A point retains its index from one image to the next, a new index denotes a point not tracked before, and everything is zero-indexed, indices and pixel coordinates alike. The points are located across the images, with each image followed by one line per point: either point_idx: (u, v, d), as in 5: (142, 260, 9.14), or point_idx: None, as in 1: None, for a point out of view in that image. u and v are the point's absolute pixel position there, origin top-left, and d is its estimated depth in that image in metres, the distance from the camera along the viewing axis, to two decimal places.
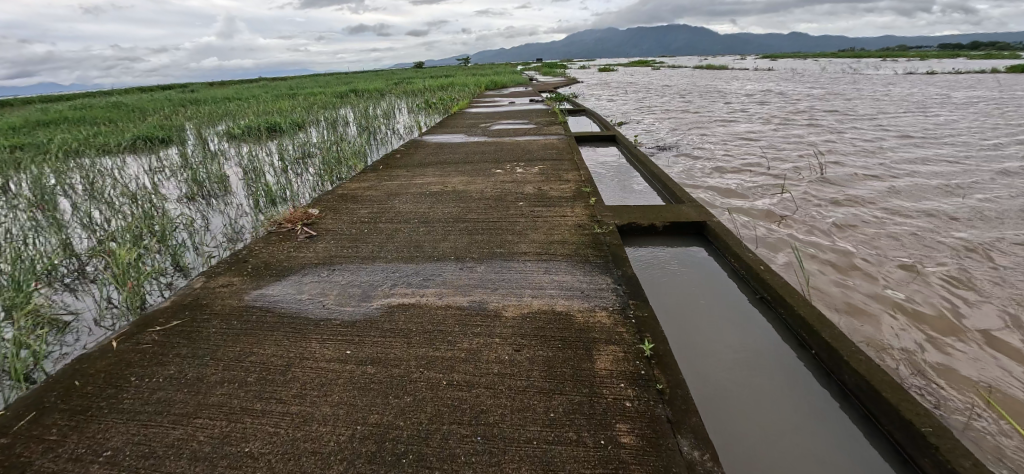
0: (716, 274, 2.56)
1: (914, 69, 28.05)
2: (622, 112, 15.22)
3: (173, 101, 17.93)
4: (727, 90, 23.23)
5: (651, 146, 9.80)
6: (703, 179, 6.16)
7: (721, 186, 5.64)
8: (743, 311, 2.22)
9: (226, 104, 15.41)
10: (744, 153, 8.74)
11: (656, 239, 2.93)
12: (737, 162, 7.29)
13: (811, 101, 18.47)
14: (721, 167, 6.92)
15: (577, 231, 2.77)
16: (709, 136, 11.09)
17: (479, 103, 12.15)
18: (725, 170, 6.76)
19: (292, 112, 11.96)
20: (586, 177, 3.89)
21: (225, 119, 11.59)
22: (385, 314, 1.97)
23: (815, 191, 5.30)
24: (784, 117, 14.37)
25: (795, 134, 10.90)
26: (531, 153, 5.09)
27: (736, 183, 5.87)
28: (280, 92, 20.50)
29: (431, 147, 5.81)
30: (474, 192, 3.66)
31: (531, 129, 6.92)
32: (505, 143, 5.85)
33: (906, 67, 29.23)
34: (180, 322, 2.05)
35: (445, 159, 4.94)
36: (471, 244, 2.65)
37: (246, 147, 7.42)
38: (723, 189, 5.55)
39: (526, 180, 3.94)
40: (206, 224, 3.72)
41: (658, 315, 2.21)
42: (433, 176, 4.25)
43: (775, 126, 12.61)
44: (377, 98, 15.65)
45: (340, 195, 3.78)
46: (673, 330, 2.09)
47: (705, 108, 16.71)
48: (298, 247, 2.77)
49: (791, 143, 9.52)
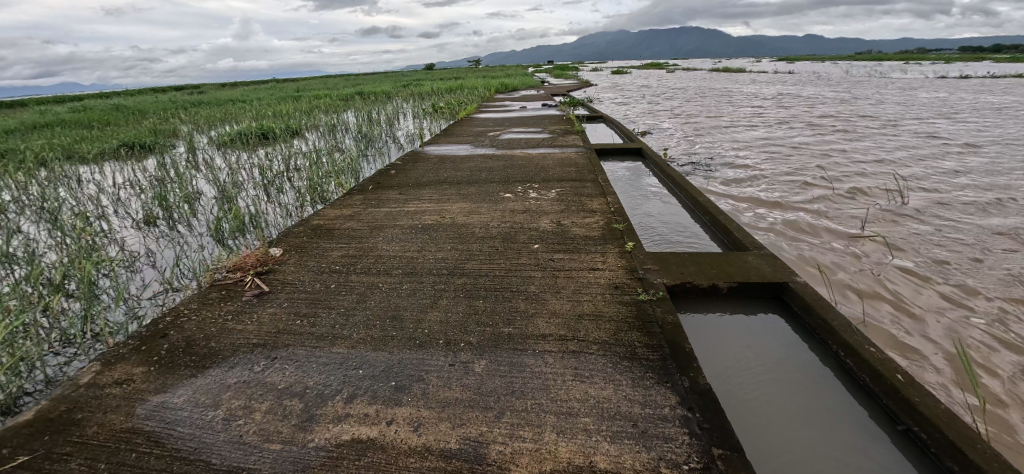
0: (808, 359, 1.84)
1: (942, 72, 26.89)
2: (638, 117, 14.40)
3: (176, 103, 17.49)
4: (747, 93, 22.29)
5: (675, 153, 8.99)
6: (740, 188, 5.36)
7: (763, 197, 4.86)
8: (814, 373, 1.76)
9: (225, 107, 14.86)
10: (778, 159, 7.91)
11: (717, 302, 2.18)
12: (778, 170, 6.45)
13: (839, 105, 17.48)
14: (758, 174, 6.11)
15: (612, 297, 2.03)
16: (735, 141, 10.27)
17: (489, 108, 11.46)
18: (763, 177, 5.95)
19: (292, 116, 11.38)
20: (614, 208, 3.16)
21: (221, 123, 11.01)
22: (327, 464, 1.26)
23: (877, 203, 4.51)
24: (813, 122, 13.45)
25: (829, 140, 10.04)
26: (546, 171, 4.35)
27: (779, 192, 5.08)
28: (284, 95, 19.99)
29: (431, 161, 5.14)
30: (477, 226, 2.95)
31: (544, 139, 6.20)
32: (517, 157, 5.12)
33: (933, 70, 28.02)
34: (25, 460, 1.36)
35: (445, 178, 4.24)
36: (468, 316, 1.92)
37: (231, 155, 6.76)
38: (766, 200, 4.76)
39: (542, 210, 3.21)
40: (152, 263, 3.06)
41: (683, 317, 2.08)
42: (428, 202, 3.55)
43: (805, 131, 11.72)
44: (383, 101, 15.07)
45: (313, 229, 3.09)
46: (700, 334, 1.98)
47: (726, 113, 15.82)
48: (239, 314, 2.08)
49: (829, 149, 8.66)
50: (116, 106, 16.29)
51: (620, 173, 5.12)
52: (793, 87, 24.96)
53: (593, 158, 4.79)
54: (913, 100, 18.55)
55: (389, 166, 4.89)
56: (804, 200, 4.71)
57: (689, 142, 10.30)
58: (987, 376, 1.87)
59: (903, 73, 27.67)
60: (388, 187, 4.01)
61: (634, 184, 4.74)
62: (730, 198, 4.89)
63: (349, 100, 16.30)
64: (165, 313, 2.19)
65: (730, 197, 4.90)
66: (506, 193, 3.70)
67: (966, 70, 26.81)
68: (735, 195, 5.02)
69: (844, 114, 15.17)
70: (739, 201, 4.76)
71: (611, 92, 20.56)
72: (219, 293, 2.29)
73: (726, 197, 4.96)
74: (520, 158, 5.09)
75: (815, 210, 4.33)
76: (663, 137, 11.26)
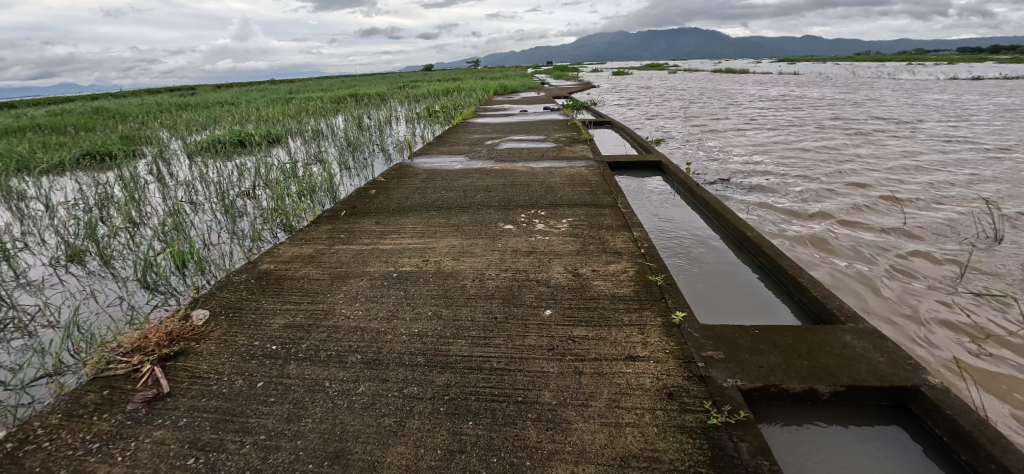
0: None
1: (949, 73, 26.34)
2: (644, 120, 13.73)
3: (160, 106, 16.73)
4: (753, 95, 21.66)
5: (688, 158, 8.30)
6: (774, 200, 4.67)
7: (805, 212, 4.17)
8: None
9: (208, 111, 14.07)
10: (803, 165, 7.21)
11: (814, 409, 1.50)
12: (809, 178, 5.78)
13: (851, 108, 16.78)
14: (790, 183, 5.41)
15: (668, 420, 1.35)
16: (751, 145, 9.56)
17: (488, 112, 10.78)
18: (797, 186, 5.26)
19: (276, 120, 10.66)
20: (645, 249, 2.47)
21: (201, 128, 10.29)
22: None
23: (941, 219, 3.84)
24: (829, 124, 12.76)
25: (852, 144, 9.35)
26: (553, 193, 3.65)
27: (822, 205, 4.39)
28: (272, 97, 19.20)
29: (417, 176, 4.44)
30: (469, 277, 2.26)
31: (549, 149, 5.50)
32: (518, 173, 4.43)
33: (941, 70, 27.51)
34: None
35: (433, 201, 3.56)
36: (448, 462, 1.23)
37: (199, 168, 6.05)
38: (808, 216, 4.08)
39: (552, 250, 2.52)
40: (50, 325, 2.37)
41: (768, 421, 1.45)
42: (409, 237, 2.85)
43: (824, 134, 11.02)
44: (377, 104, 14.39)
45: (259, 279, 2.40)
46: (799, 454, 1.34)
47: (735, 115, 15.13)
48: (112, 441, 1.41)
49: (856, 155, 7.99)
50: (94, 110, 15.50)
51: (637, 187, 4.41)
52: (801, 88, 24.29)
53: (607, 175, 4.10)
54: (925, 101, 17.96)
55: (370, 184, 4.19)
56: (855, 215, 4.02)
57: (702, 146, 9.60)
58: (983, 353, 1.96)
59: (912, 74, 27.02)
60: (363, 216, 3.31)
61: (655, 201, 4.04)
62: (765, 214, 4.20)
63: (341, 102, 15.62)
64: (11, 431, 1.51)
65: (766, 213, 4.20)
66: (504, 222, 3.00)
67: (976, 72, 26.19)
68: (771, 210, 4.32)
69: (860, 116, 14.48)
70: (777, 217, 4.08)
71: (614, 95, 19.86)
72: (98, 398, 1.60)
73: (760, 212, 4.27)
74: (523, 174, 4.38)
75: (872, 229, 3.65)
76: (672, 140, 10.58)
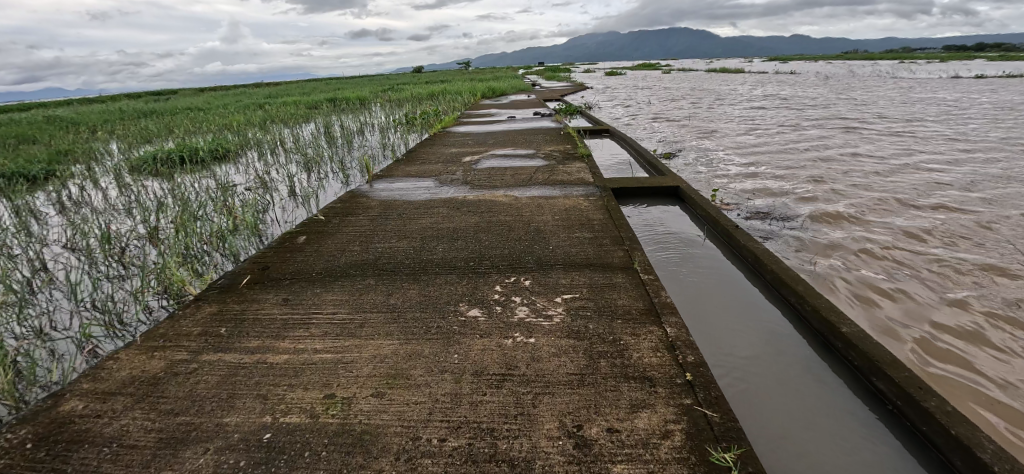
0: None
1: (946, 71, 25.81)
2: (643, 123, 12.76)
3: (124, 113, 15.50)
4: (752, 95, 20.88)
5: (698, 163, 7.31)
6: (822, 221, 3.73)
7: (869, 239, 3.24)
8: None
9: (171, 119, 12.89)
10: (832, 171, 6.27)
11: None
12: (846, 193, 4.86)
13: (857, 106, 15.98)
14: (831, 199, 4.48)
15: None
16: (766, 146, 8.59)
17: (474, 118, 9.79)
18: (841, 201, 4.32)
19: (239, 130, 9.56)
20: (692, 376, 1.48)
21: (153, 140, 9.16)
22: None
23: None
24: (842, 124, 11.82)
25: (876, 145, 8.42)
26: (541, 243, 2.63)
27: (885, 231, 3.47)
28: (244, 102, 17.93)
29: (368, 211, 3.44)
30: (391, 455, 1.25)
31: (538, 169, 4.52)
32: (498, 205, 3.40)
33: (938, 68, 26.98)
34: None
35: (375, 259, 2.56)
36: None
37: (118, 197, 4.99)
38: (879, 244, 3.13)
39: (537, 375, 1.53)
40: None
41: None
42: (319, 338, 1.84)
43: (840, 134, 10.09)
44: (355, 109, 13.32)
45: (35, 450, 1.39)
46: None
47: (738, 116, 14.22)
48: None
49: (886, 160, 7.08)
50: (46, 119, 14.17)
51: (651, 221, 3.39)
52: (801, 88, 23.52)
53: (613, 212, 3.08)
54: (930, 100, 17.24)
55: (303, 226, 3.17)
56: (936, 246, 3.11)
57: (710, 148, 8.61)
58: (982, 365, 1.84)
59: (910, 73, 26.39)
60: (267, 290, 2.29)
61: (675, 238, 3.03)
62: (819, 241, 3.26)
63: (319, 107, 14.50)
64: None
65: (821, 241, 3.26)
66: (466, 304, 2.00)
67: (979, 69, 25.55)
68: (825, 236, 3.37)
69: (871, 115, 13.60)
70: (836, 246, 3.14)
71: (609, 96, 18.90)
72: None
73: (810, 238, 3.33)
74: (504, 207, 3.35)
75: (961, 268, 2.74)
76: (677, 142, 9.58)
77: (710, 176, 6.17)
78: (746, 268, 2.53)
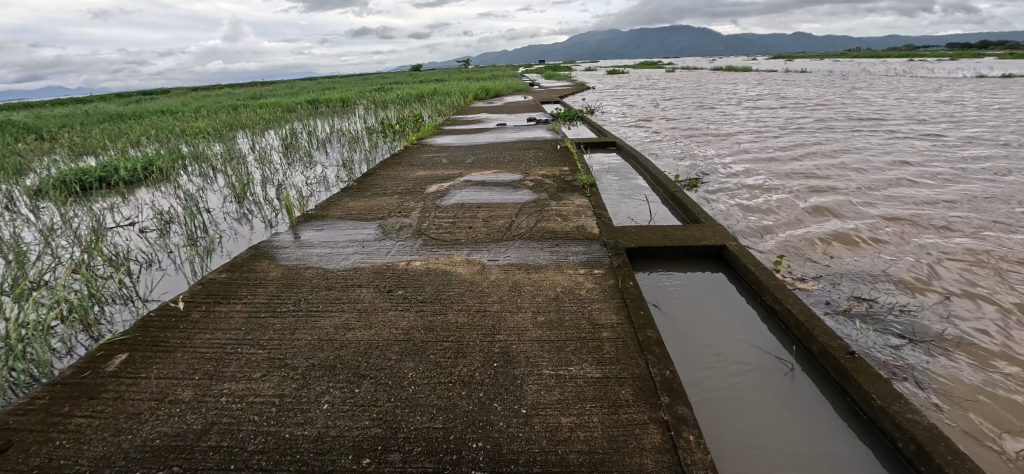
0: None
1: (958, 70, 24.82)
2: (647, 124, 11.51)
3: (81, 118, 14.15)
4: (759, 94, 19.67)
5: (721, 169, 6.05)
6: (937, 266, 2.54)
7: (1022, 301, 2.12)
8: None
9: (126, 126, 11.57)
10: (899, 183, 4.97)
11: None
12: (924, 213, 3.72)
13: (874, 106, 14.86)
14: (932, 234, 3.20)
15: None
16: (801, 149, 7.27)
17: (458, 125, 8.59)
18: (953, 239, 3.05)
19: (190, 140, 8.29)
20: None
21: (88, 154, 7.90)
22: None
23: None
24: (876, 125, 10.51)
25: (932, 149, 7.12)
26: (504, 400, 1.43)
27: None
28: (215, 104, 16.57)
29: (253, 293, 2.24)
30: None
31: (523, 206, 3.30)
32: (450, 286, 2.18)
33: (950, 66, 25.96)
34: None
35: (199, 437, 1.38)
36: None
37: None
38: None
39: None
40: None
41: None
42: None
43: (880, 136, 8.79)
44: (332, 113, 12.07)
45: None
46: None
47: (750, 116, 13.02)
48: None
49: (939, 165, 5.95)
50: None
51: (688, 303, 2.17)
52: (808, 87, 22.39)
53: (633, 313, 1.86)
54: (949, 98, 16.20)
55: (133, 335, 1.96)
56: None
57: (735, 152, 7.30)
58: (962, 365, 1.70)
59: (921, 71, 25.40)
60: None
61: (738, 353, 1.81)
62: (953, 306, 2.09)
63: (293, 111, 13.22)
64: None
65: (972, 314, 2.02)
66: None
67: (993, 67, 24.58)
68: (962, 297, 2.17)
69: (895, 115, 12.47)
70: (991, 320, 1.97)
71: (608, 97, 17.64)
72: None
73: (947, 305, 2.10)
74: (458, 290, 2.12)
75: None
76: (688, 145, 8.35)
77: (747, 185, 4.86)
78: (893, 462, 1.33)
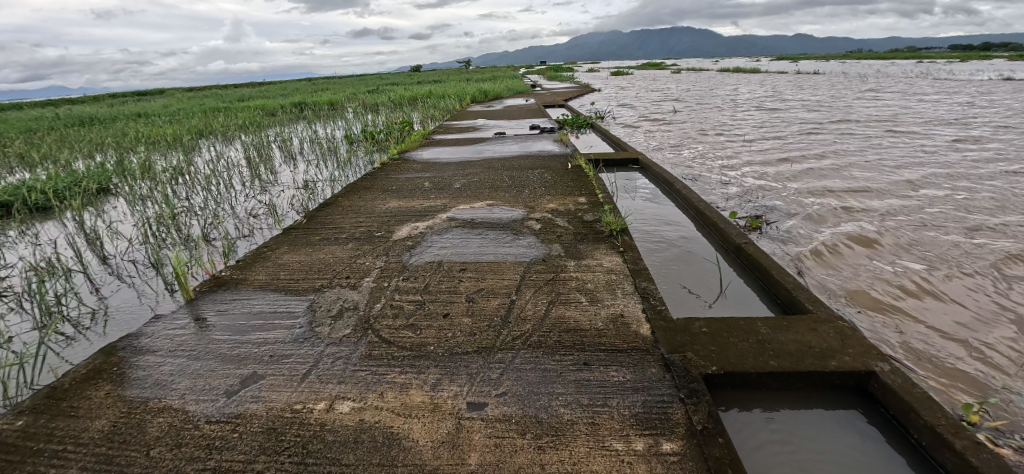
0: None
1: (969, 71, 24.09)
2: (656, 128, 10.52)
3: (44, 122, 13.09)
4: (768, 96, 18.76)
5: (760, 177, 5.01)
6: None
7: None
8: None
9: (86, 131, 10.51)
10: (997, 197, 3.93)
11: None
12: None
13: (892, 108, 14.00)
14: None
15: None
16: (849, 156, 6.18)
17: (451, 133, 7.58)
18: None
19: (141, 148, 7.24)
20: None
21: (24, 167, 6.86)
22: None
23: None
24: (910, 128, 9.54)
25: (995, 154, 6.12)
26: None
27: None
28: (194, 107, 15.55)
29: None
30: None
31: (527, 270, 2.26)
32: None
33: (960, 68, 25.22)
34: None
35: None
36: None
37: None
38: None
39: None
40: None
41: None
42: None
43: (928, 139, 7.71)
44: (314, 117, 11.05)
45: None
46: None
47: (765, 119, 12.09)
48: None
49: (1013, 172, 5.00)
50: None
51: None
52: (816, 88, 21.55)
53: None
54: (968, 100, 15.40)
55: None
56: None
57: (772, 158, 6.23)
58: None
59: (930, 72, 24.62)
60: None
61: None
62: None
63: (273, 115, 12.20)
64: None
65: None
66: None
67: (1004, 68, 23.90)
68: None
69: (919, 117, 11.60)
70: None
71: (611, 100, 16.67)
72: None
73: None
74: None
75: None
76: (708, 148, 7.35)
77: (806, 205, 3.83)
78: None
